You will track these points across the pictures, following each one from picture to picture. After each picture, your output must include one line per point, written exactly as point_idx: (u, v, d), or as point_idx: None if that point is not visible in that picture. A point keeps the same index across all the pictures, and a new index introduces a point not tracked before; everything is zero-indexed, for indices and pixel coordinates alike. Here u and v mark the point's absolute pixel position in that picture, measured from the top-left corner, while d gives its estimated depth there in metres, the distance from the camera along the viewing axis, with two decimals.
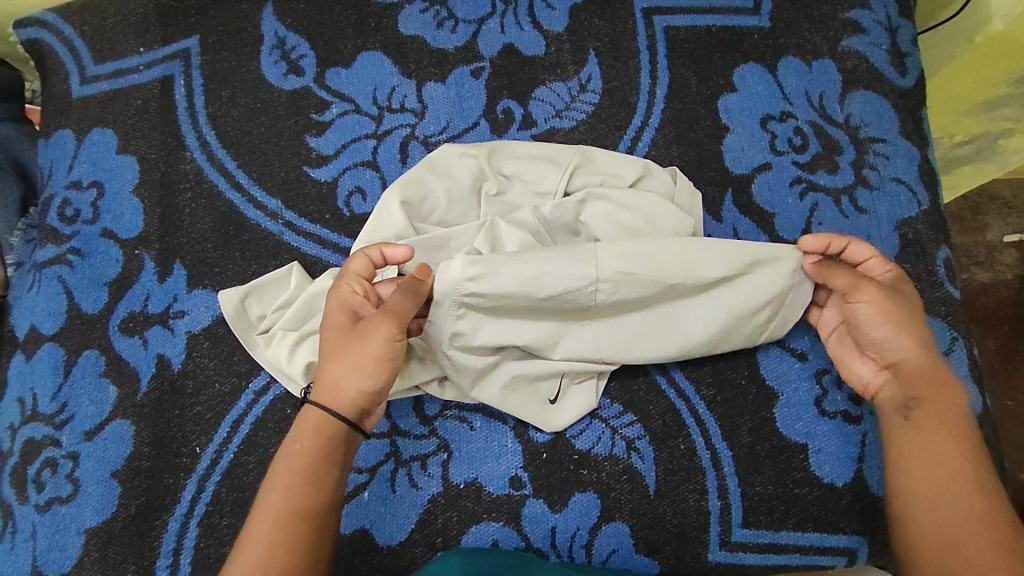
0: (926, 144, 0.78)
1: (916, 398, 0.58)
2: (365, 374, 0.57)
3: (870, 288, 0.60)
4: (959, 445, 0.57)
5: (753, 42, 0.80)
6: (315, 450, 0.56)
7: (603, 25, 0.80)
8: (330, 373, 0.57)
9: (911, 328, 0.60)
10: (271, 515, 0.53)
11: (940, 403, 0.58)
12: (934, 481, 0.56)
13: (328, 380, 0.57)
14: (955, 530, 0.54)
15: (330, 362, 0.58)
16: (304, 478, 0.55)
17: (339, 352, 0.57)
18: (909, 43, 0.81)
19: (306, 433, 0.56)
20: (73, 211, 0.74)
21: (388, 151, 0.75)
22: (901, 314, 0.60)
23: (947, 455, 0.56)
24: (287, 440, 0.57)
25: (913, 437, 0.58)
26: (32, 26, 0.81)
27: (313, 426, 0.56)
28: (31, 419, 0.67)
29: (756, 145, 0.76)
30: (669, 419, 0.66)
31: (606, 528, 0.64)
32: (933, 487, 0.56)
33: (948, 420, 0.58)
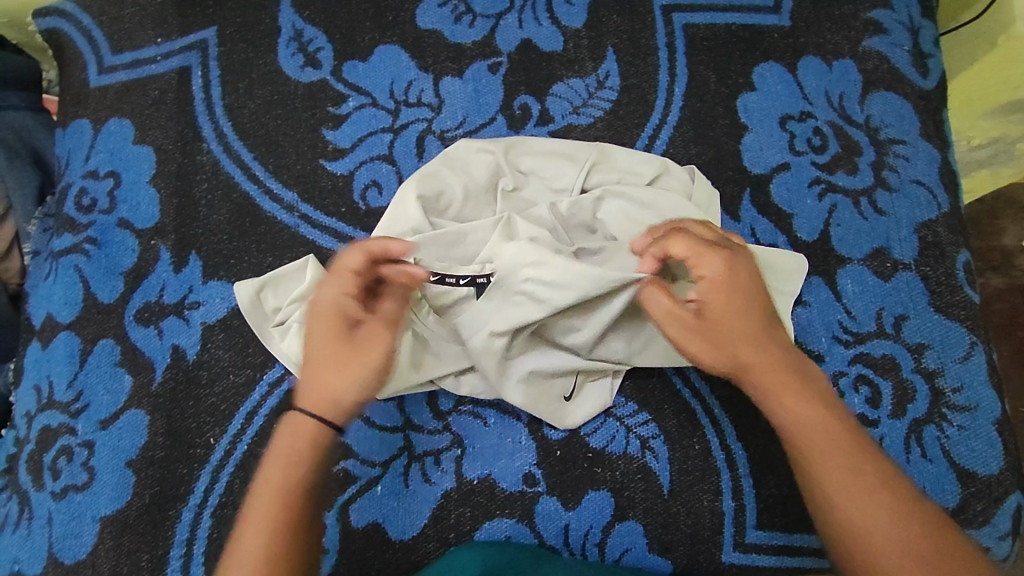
0: (946, 147, 0.77)
1: (783, 418, 0.55)
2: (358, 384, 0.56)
3: (676, 321, 0.58)
4: (836, 431, 0.54)
5: (772, 41, 0.79)
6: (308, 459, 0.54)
7: (621, 22, 0.80)
8: (320, 376, 0.56)
9: (736, 345, 0.56)
10: (260, 521, 0.51)
11: (789, 399, 0.55)
12: (832, 498, 0.52)
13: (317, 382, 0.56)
14: (873, 525, 0.50)
15: (320, 365, 0.56)
16: (294, 487, 0.53)
17: (331, 357, 0.56)
18: (931, 44, 0.80)
19: (299, 441, 0.54)
20: (90, 200, 0.74)
21: (404, 145, 0.75)
22: (710, 340, 0.57)
23: (836, 465, 0.52)
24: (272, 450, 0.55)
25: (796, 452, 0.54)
26: (51, 15, 0.81)
27: (304, 432, 0.55)
28: (47, 407, 0.67)
29: (775, 145, 0.76)
30: (684, 419, 0.66)
31: (619, 526, 0.64)
32: (829, 484, 0.52)
33: (827, 425, 0.54)
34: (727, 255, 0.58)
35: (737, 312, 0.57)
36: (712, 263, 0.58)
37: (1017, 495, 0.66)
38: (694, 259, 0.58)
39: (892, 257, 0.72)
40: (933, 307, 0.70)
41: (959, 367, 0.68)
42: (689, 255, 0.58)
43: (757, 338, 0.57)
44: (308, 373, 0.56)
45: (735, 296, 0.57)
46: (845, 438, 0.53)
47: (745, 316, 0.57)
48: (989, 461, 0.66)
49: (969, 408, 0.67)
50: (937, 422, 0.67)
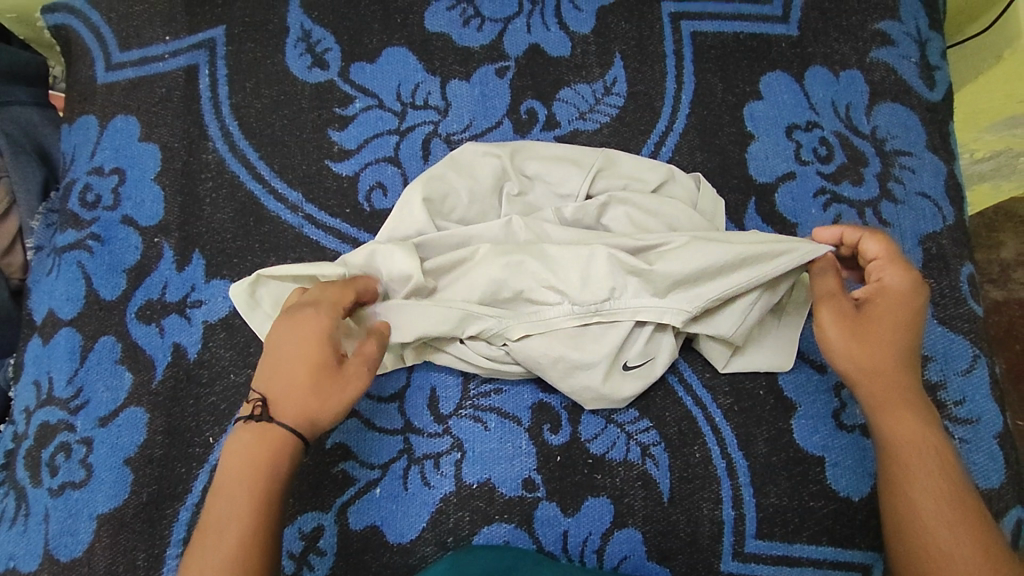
0: (952, 159, 0.77)
1: (883, 418, 0.57)
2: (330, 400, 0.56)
3: (828, 313, 0.59)
4: (932, 444, 0.55)
5: (780, 50, 0.79)
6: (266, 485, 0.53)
7: (629, 28, 0.80)
8: (288, 378, 0.55)
9: (873, 346, 0.58)
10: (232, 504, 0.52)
11: (896, 402, 0.57)
12: (915, 502, 0.53)
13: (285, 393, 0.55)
14: (938, 535, 0.52)
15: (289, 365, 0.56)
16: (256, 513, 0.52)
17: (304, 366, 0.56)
18: (938, 56, 0.80)
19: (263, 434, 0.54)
20: (94, 197, 0.74)
21: (410, 147, 0.75)
22: (860, 331, 0.58)
23: (927, 476, 0.54)
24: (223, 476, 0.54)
25: (886, 451, 0.56)
26: (60, 12, 0.81)
27: (256, 451, 0.53)
28: (46, 403, 0.67)
29: (781, 154, 0.76)
30: (685, 427, 0.66)
31: (618, 534, 0.63)
32: (909, 487, 0.54)
33: (930, 441, 0.56)
34: (914, 271, 0.60)
35: (901, 315, 0.58)
36: (896, 273, 0.59)
37: (1019, 509, 0.65)
38: (880, 264, 0.59)
39: None
40: (937, 319, 0.70)
41: (962, 380, 0.68)
42: (877, 258, 0.59)
43: (899, 343, 0.58)
44: (271, 387, 0.55)
45: (912, 300, 0.59)
46: (937, 453, 0.55)
47: (910, 320, 0.58)
48: (991, 475, 0.66)
49: (972, 421, 0.67)
50: None
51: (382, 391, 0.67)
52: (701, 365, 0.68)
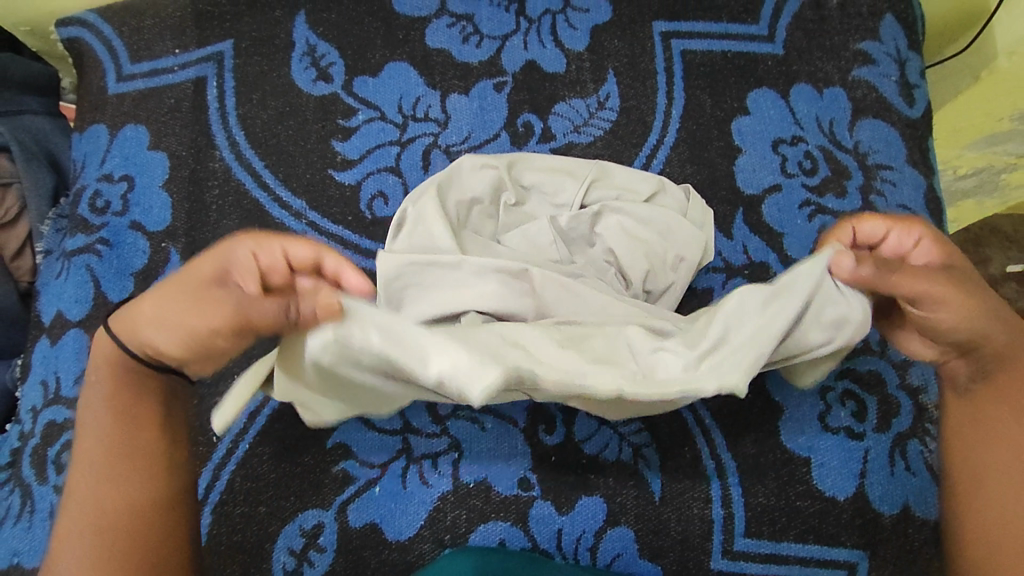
0: (932, 173, 0.81)
1: (999, 370, 0.55)
2: (188, 314, 0.48)
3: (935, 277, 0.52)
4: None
5: (766, 68, 0.83)
6: (113, 415, 0.53)
7: (622, 46, 0.83)
8: (146, 282, 0.50)
9: (987, 311, 0.53)
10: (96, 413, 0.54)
11: (1010, 379, 0.55)
12: (1019, 457, 0.54)
13: (149, 308, 0.50)
14: (1003, 505, 0.54)
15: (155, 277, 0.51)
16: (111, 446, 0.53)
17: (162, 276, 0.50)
18: (917, 75, 0.84)
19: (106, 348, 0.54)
20: (104, 202, 0.76)
21: (411, 158, 0.78)
22: (970, 297, 0.52)
23: (1010, 448, 0.55)
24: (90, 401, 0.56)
25: (994, 405, 0.55)
26: (74, 26, 0.84)
27: (112, 364, 0.54)
28: (53, 402, 0.68)
29: (767, 167, 0.79)
30: (676, 428, 0.68)
31: (611, 532, 0.65)
32: (988, 458, 0.55)
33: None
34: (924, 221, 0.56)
35: (969, 271, 0.55)
36: (933, 232, 0.55)
37: None
38: (900, 227, 0.55)
39: None
40: None
41: None
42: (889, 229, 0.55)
43: (996, 302, 0.54)
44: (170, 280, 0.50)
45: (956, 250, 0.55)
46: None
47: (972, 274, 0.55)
48: None
49: None
50: (921, 436, 0.69)
51: None
52: None
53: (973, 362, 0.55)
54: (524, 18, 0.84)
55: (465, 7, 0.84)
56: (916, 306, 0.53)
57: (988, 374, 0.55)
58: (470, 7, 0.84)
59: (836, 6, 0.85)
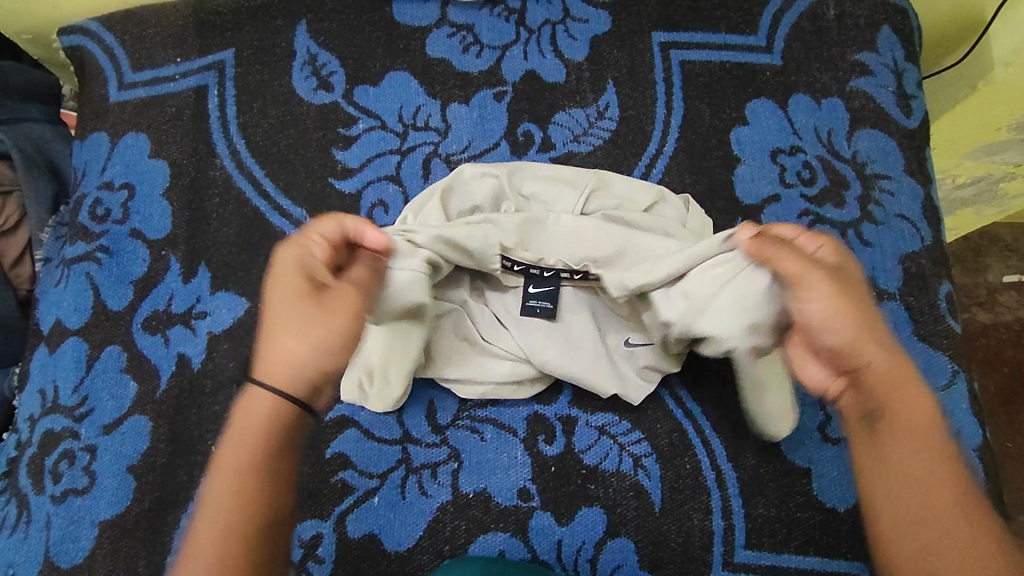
0: (929, 183, 0.81)
1: (895, 401, 0.52)
2: (317, 345, 0.51)
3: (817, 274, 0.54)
4: (922, 447, 0.50)
5: (764, 79, 0.83)
6: (256, 464, 0.49)
7: (621, 56, 0.84)
8: (278, 304, 0.53)
9: (865, 308, 0.54)
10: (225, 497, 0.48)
11: (904, 409, 0.51)
12: (935, 496, 0.49)
13: (273, 330, 0.52)
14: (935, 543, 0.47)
15: (277, 297, 0.53)
16: (236, 495, 0.48)
17: (293, 296, 0.52)
18: (914, 86, 0.84)
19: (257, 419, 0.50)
20: (104, 211, 0.76)
21: (411, 167, 0.78)
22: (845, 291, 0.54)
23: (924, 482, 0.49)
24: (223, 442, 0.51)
25: (891, 437, 0.51)
26: (76, 34, 0.84)
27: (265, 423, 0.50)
28: (51, 411, 0.68)
29: (766, 177, 0.79)
30: (676, 438, 0.68)
31: (611, 543, 0.65)
32: (913, 497, 0.49)
33: (919, 437, 0.51)
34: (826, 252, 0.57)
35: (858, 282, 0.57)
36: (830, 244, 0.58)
37: None
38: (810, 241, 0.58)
39: (877, 286, 0.75)
40: (916, 336, 0.73)
41: (942, 395, 0.71)
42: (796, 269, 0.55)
43: (858, 310, 0.53)
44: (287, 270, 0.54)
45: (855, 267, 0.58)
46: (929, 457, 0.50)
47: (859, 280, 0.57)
48: None
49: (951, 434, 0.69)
50: None
51: None
52: (690, 379, 0.70)
53: (861, 393, 0.53)
54: (524, 28, 0.84)
55: (465, 17, 0.84)
56: (808, 300, 0.54)
57: (878, 406, 0.52)
58: (471, 17, 0.84)
59: (834, 17, 0.86)
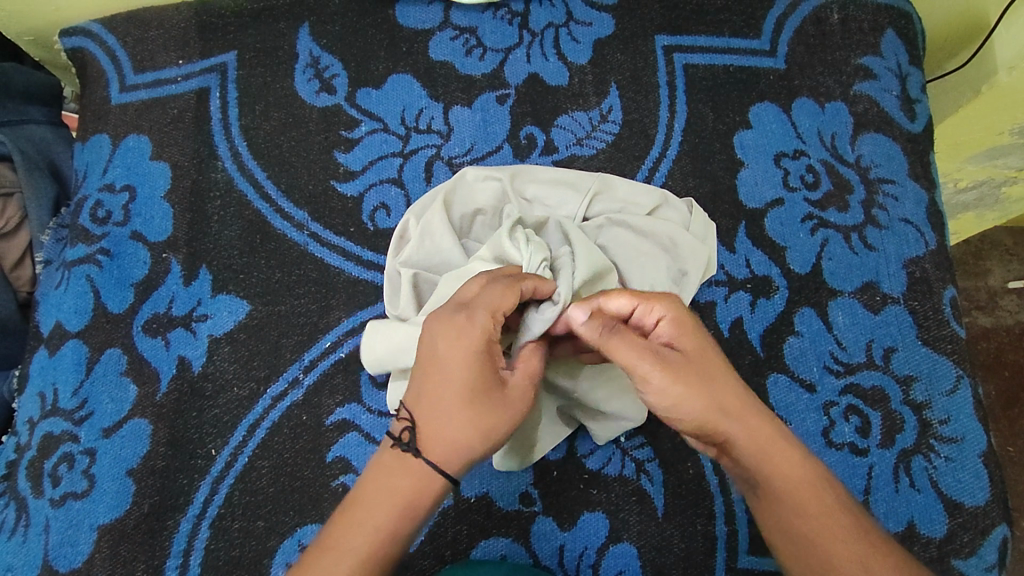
0: (933, 187, 0.81)
1: (764, 466, 0.51)
2: (481, 432, 0.50)
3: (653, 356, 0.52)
4: (818, 502, 0.50)
5: (768, 83, 0.83)
6: (398, 531, 0.48)
7: (624, 59, 0.84)
8: (448, 382, 0.51)
9: (718, 379, 0.52)
10: (363, 540, 0.47)
11: (785, 467, 0.51)
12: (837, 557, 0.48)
13: (435, 411, 0.50)
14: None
15: (450, 376, 0.51)
16: (374, 561, 0.47)
17: (469, 375, 0.51)
18: (918, 90, 0.84)
19: (402, 477, 0.49)
20: (105, 213, 0.76)
21: (413, 170, 0.78)
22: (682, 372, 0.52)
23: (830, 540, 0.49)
24: (358, 495, 0.49)
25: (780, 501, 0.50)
26: (78, 36, 0.84)
27: (403, 482, 0.49)
28: (50, 414, 0.68)
29: (770, 181, 0.79)
30: (679, 443, 0.67)
31: (613, 548, 0.64)
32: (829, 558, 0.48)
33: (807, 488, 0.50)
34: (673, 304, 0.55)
35: (708, 351, 0.54)
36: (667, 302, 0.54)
37: (1003, 527, 0.67)
38: (643, 306, 0.54)
39: (881, 290, 0.74)
40: (920, 340, 0.72)
41: (946, 400, 0.70)
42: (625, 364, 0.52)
43: (719, 380, 0.52)
44: (444, 341, 0.52)
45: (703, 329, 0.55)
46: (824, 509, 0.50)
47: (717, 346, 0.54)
48: (975, 492, 0.67)
49: (955, 440, 0.69)
50: (925, 452, 0.69)
51: (381, 407, 0.68)
52: None
53: (737, 464, 0.53)
54: (527, 31, 0.84)
55: (468, 20, 0.84)
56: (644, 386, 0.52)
57: (755, 473, 0.51)
58: (473, 20, 0.84)
59: (837, 21, 0.86)
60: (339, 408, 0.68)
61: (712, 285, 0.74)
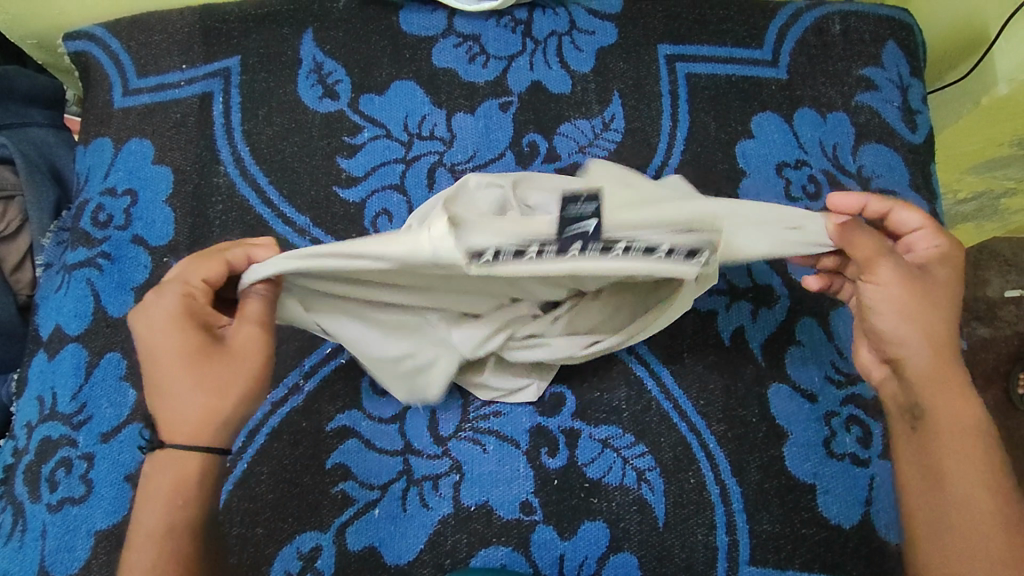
0: (934, 198, 0.81)
1: (927, 403, 0.56)
2: (208, 396, 0.54)
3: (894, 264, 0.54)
4: (970, 456, 0.55)
5: (770, 93, 0.83)
6: (171, 521, 0.54)
7: (627, 68, 0.84)
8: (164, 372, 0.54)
9: (935, 318, 0.55)
10: (150, 533, 0.54)
11: (948, 417, 0.56)
12: (968, 507, 0.54)
13: (175, 391, 0.54)
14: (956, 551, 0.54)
15: (155, 345, 0.54)
16: (167, 546, 0.54)
17: (184, 364, 0.54)
18: (919, 102, 0.84)
19: (168, 473, 0.55)
20: (106, 216, 0.76)
21: (415, 176, 0.78)
22: (926, 295, 0.55)
23: (969, 484, 0.55)
24: (143, 489, 0.56)
25: (935, 449, 0.56)
26: (81, 39, 0.84)
27: (180, 470, 0.55)
28: (48, 418, 0.67)
29: (771, 191, 0.79)
30: (680, 452, 0.67)
31: (614, 558, 0.64)
32: (947, 499, 0.55)
33: (965, 434, 0.56)
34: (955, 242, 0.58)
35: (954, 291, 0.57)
36: (946, 243, 0.57)
37: None
38: (923, 234, 0.57)
39: None
40: None
41: None
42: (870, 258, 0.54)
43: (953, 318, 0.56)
44: (144, 321, 0.55)
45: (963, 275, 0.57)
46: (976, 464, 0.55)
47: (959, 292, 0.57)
48: None
49: None
50: None
51: (383, 413, 0.68)
52: (695, 393, 0.69)
53: (903, 390, 0.58)
54: (530, 39, 0.84)
55: (472, 27, 0.84)
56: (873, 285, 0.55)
57: (917, 404, 0.57)
58: (477, 27, 0.84)
59: (839, 32, 0.86)
60: (340, 414, 0.68)
61: (713, 294, 0.73)
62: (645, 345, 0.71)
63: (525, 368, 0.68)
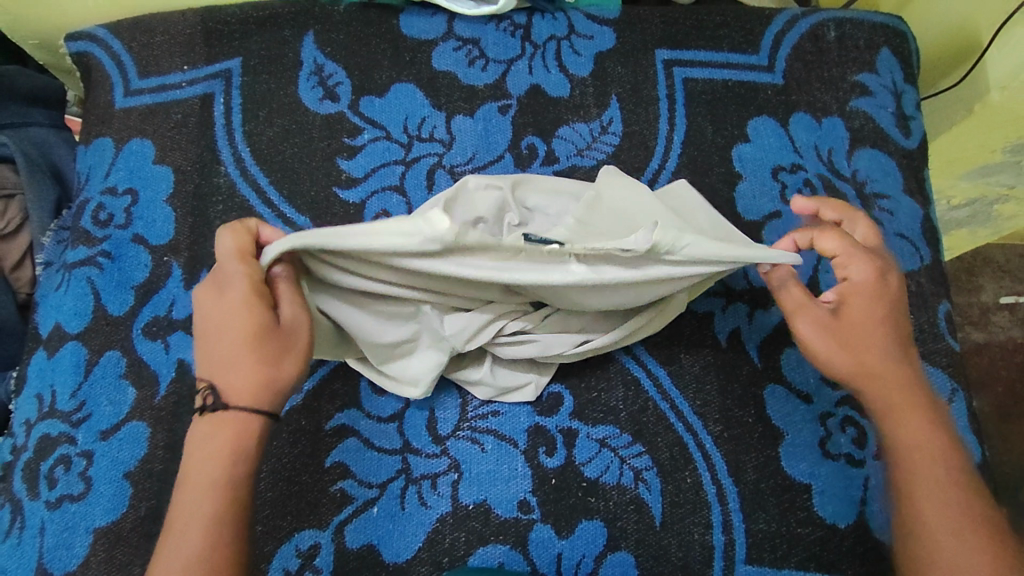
0: (928, 203, 0.82)
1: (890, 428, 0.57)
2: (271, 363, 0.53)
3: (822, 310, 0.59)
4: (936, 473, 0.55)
5: (766, 98, 0.84)
6: (231, 476, 0.52)
7: (625, 73, 0.85)
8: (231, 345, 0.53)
9: (870, 342, 0.57)
10: (215, 486, 0.51)
11: (911, 438, 0.56)
12: (926, 518, 0.54)
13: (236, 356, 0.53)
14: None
15: (229, 308, 0.53)
16: (226, 501, 0.51)
17: (245, 331, 0.52)
18: (913, 108, 0.86)
19: (237, 429, 0.52)
20: (107, 215, 0.76)
21: (415, 177, 0.79)
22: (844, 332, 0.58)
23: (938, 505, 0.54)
24: (189, 454, 0.52)
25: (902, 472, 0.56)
26: (83, 40, 0.84)
27: (243, 428, 0.53)
28: (47, 415, 0.67)
29: (767, 194, 0.80)
30: (677, 452, 0.68)
31: (611, 557, 0.64)
32: (926, 523, 0.54)
33: (927, 452, 0.56)
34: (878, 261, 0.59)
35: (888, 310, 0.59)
36: (864, 267, 0.58)
37: None
38: (844, 258, 0.59)
39: None
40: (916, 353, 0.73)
41: None
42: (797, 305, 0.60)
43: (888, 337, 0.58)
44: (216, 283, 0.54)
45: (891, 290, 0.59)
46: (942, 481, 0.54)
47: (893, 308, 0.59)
48: None
49: None
50: None
51: (382, 412, 0.68)
52: (692, 393, 0.70)
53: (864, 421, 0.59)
54: (530, 43, 0.85)
55: (472, 31, 0.85)
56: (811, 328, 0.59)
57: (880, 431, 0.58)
58: (477, 31, 0.85)
59: (834, 38, 0.87)
60: (339, 413, 0.68)
61: (710, 295, 0.74)
62: (643, 346, 0.71)
63: (525, 365, 0.68)
